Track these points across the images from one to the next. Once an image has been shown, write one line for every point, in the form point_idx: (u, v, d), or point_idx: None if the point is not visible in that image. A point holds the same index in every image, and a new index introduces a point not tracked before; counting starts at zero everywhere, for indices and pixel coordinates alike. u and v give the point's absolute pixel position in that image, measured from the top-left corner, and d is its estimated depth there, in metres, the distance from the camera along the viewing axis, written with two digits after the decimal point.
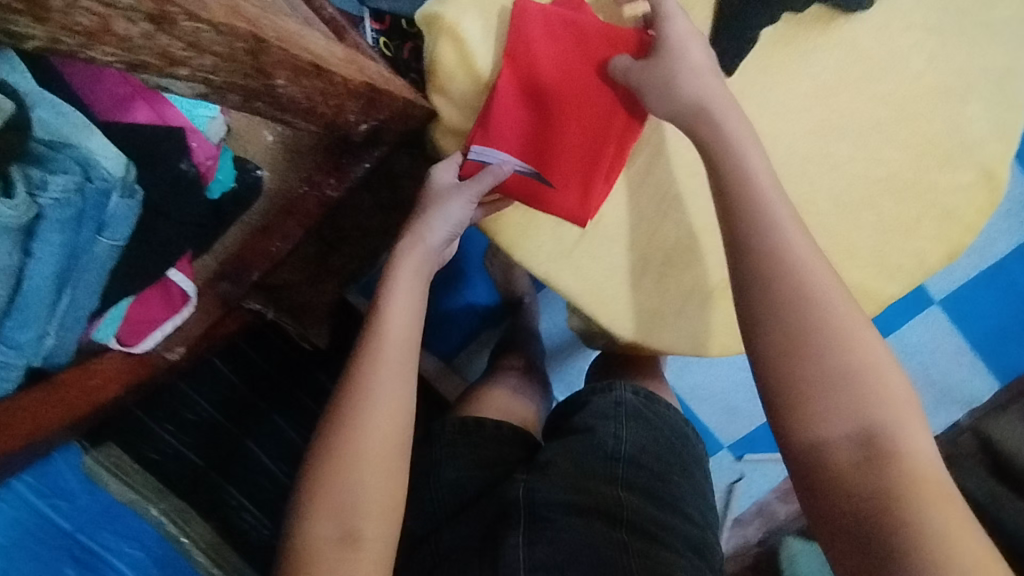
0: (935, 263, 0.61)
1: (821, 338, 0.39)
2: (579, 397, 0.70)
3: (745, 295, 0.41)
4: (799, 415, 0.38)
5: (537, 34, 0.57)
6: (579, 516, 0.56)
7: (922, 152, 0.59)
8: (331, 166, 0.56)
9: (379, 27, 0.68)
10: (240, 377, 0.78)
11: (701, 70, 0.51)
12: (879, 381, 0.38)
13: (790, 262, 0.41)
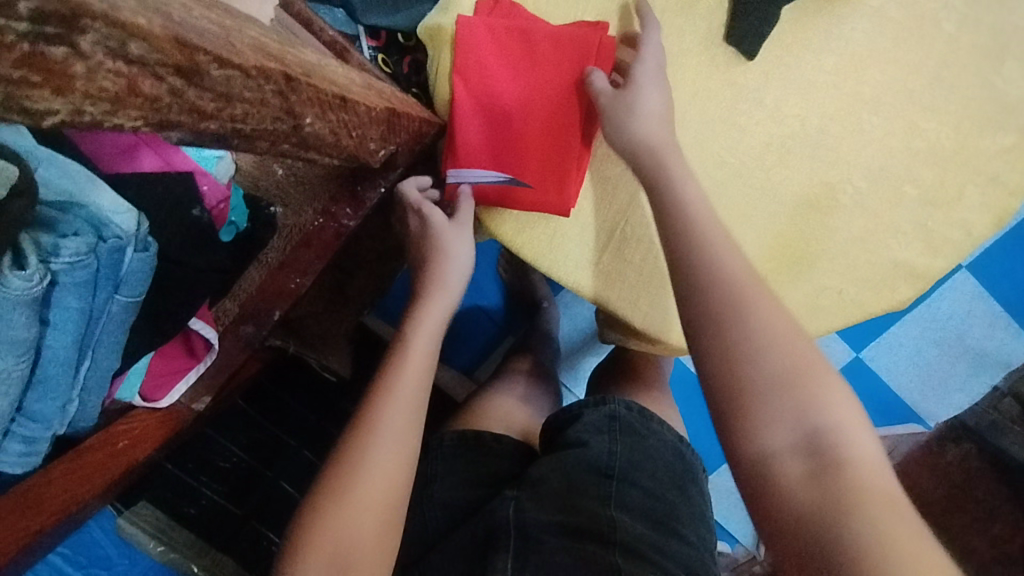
0: (982, 232, 0.58)
1: (754, 346, 0.38)
2: (571, 410, 0.71)
3: (686, 316, 0.40)
4: (741, 428, 0.38)
5: (479, 49, 0.54)
6: (572, 539, 0.57)
7: (961, 118, 0.57)
8: (345, 194, 0.54)
9: (374, 44, 0.65)
10: (267, 418, 0.75)
11: (652, 115, 0.50)
12: (823, 393, 0.38)
13: (732, 276, 0.40)
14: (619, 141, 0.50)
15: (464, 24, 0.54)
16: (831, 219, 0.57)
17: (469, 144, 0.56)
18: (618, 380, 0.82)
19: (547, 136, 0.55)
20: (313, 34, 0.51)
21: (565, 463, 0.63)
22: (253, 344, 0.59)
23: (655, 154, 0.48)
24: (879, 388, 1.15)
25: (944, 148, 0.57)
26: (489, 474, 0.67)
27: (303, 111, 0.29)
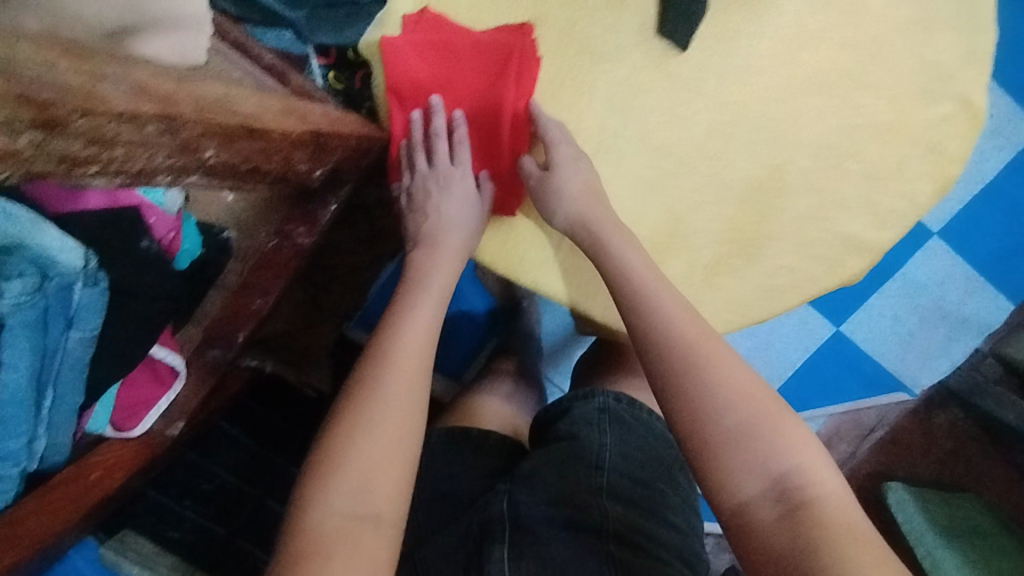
0: (926, 201, 0.60)
1: (720, 403, 0.46)
2: (561, 405, 0.72)
3: (662, 394, 0.48)
4: (716, 483, 0.45)
5: (407, 66, 0.55)
6: (567, 531, 0.58)
7: (896, 92, 0.58)
8: (299, 213, 0.54)
9: (324, 61, 0.61)
10: (253, 441, 0.78)
11: (576, 202, 0.55)
12: (781, 437, 0.45)
13: (686, 347, 0.49)
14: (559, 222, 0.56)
15: (389, 44, 0.54)
16: (781, 201, 0.59)
17: (411, 155, 0.58)
18: (606, 370, 0.83)
19: (483, 142, 0.58)
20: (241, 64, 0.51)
21: (555, 455, 0.65)
22: (221, 368, 0.59)
23: (594, 235, 0.55)
24: (861, 358, 1.17)
25: (883, 122, 0.58)
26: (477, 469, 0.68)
27: (199, 144, 0.30)
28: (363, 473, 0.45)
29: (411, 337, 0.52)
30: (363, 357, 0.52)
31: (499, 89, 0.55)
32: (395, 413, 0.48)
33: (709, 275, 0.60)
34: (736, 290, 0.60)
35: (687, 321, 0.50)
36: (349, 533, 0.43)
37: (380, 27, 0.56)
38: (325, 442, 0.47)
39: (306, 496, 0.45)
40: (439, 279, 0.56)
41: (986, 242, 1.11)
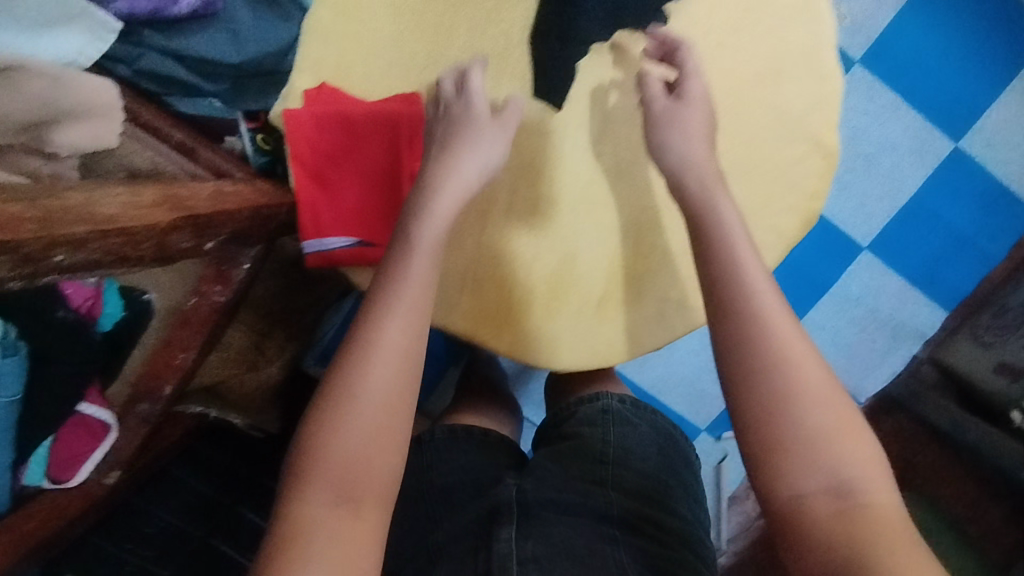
0: (794, 233, 0.65)
1: (801, 398, 0.48)
2: (572, 407, 0.78)
3: (741, 360, 0.50)
4: (776, 473, 0.47)
5: (309, 137, 0.59)
6: (569, 513, 0.62)
7: (755, 137, 0.63)
8: (212, 275, 0.59)
9: (253, 124, 0.73)
10: (207, 486, 0.84)
11: (692, 134, 0.59)
12: (844, 440, 0.47)
13: (773, 328, 0.50)
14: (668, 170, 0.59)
15: (291, 119, 0.59)
16: (659, 240, 0.65)
17: (321, 215, 0.60)
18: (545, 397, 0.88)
19: (385, 200, 0.61)
20: (148, 156, 0.56)
21: (564, 454, 0.70)
22: (150, 421, 0.63)
23: (703, 180, 0.57)
24: None
25: (746, 166, 0.63)
26: (474, 466, 0.72)
27: (47, 252, 0.30)
28: (350, 472, 0.45)
29: (400, 322, 0.50)
30: (350, 338, 0.49)
31: (397, 152, 0.61)
32: (384, 409, 0.47)
33: (608, 311, 0.65)
34: (632, 325, 0.65)
35: (776, 315, 0.51)
36: (336, 532, 0.44)
37: (283, 102, 0.60)
38: (311, 436, 0.46)
39: (290, 490, 0.45)
40: (430, 248, 0.53)
41: (913, 252, 1.19)
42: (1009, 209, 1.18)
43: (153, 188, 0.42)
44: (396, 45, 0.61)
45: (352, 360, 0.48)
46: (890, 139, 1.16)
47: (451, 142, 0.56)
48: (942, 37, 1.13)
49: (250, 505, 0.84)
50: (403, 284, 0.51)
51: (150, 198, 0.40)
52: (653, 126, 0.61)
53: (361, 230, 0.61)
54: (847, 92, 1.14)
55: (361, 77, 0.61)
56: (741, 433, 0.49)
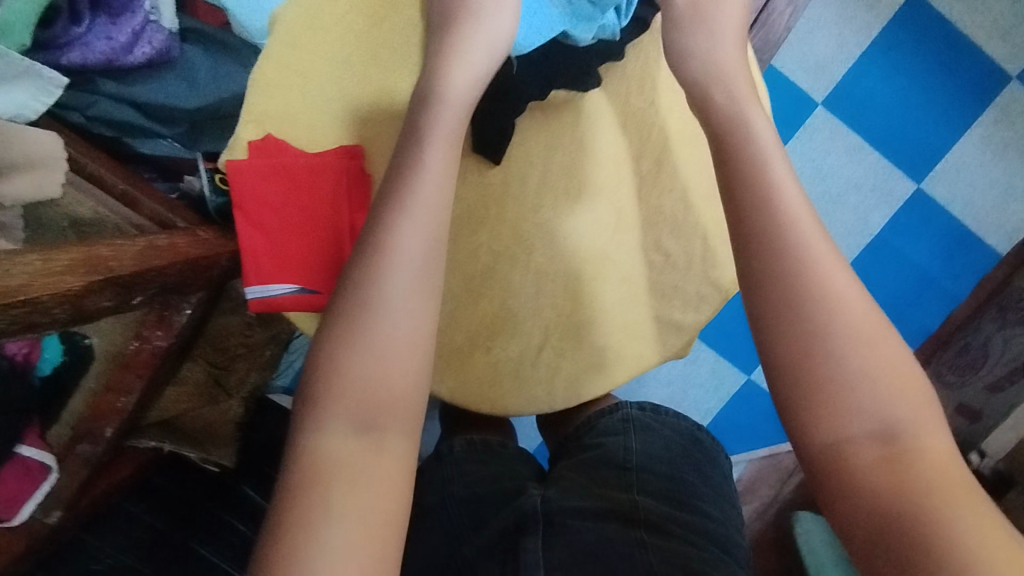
0: (729, 287, 0.67)
1: (835, 321, 0.44)
2: (590, 420, 0.77)
3: (774, 274, 0.46)
4: (813, 416, 0.42)
5: (251, 189, 0.61)
6: (597, 519, 0.62)
7: (692, 196, 0.65)
8: (154, 320, 0.60)
9: (213, 166, 0.74)
10: (161, 521, 0.84)
11: (718, 32, 0.60)
12: (890, 379, 0.43)
13: (805, 244, 0.46)
14: (685, 79, 0.60)
15: (234, 169, 0.60)
16: (600, 288, 0.66)
17: (262, 263, 0.61)
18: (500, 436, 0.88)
19: (325, 247, 0.62)
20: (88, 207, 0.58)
21: (584, 465, 0.70)
22: (94, 462, 0.63)
23: (732, 94, 0.56)
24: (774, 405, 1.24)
25: (682, 223, 0.66)
26: (500, 476, 0.71)
27: None
28: (366, 399, 0.44)
29: (408, 245, 0.48)
30: (356, 265, 0.47)
31: (335, 201, 0.62)
32: (401, 336, 0.46)
33: (548, 360, 0.66)
34: (573, 372, 0.66)
35: (815, 243, 0.47)
36: (354, 463, 0.42)
37: (227, 153, 0.61)
38: (322, 368, 0.45)
39: (305, 422, 0.44)
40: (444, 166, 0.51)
41: (886, 283, 1.21)
42: (968, 252, 1.17)
43: (72, 249, 0.43)
44: (337, 97, 0.62)
45: (360, 288, 0.47)
46: (853, 179, 1.16)
47: (452, 67, 0.57)
48: (904, 82, 1.09)
49: (202, 540, 0.85)
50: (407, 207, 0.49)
51: (67, 261, 0.41)
52: (679, 31, 0.62)
53: (302, 276, 0.62)
54: (809, 135, 1.14)
55: (304, 129, 0.61)
56: (773, 374, 0.44)
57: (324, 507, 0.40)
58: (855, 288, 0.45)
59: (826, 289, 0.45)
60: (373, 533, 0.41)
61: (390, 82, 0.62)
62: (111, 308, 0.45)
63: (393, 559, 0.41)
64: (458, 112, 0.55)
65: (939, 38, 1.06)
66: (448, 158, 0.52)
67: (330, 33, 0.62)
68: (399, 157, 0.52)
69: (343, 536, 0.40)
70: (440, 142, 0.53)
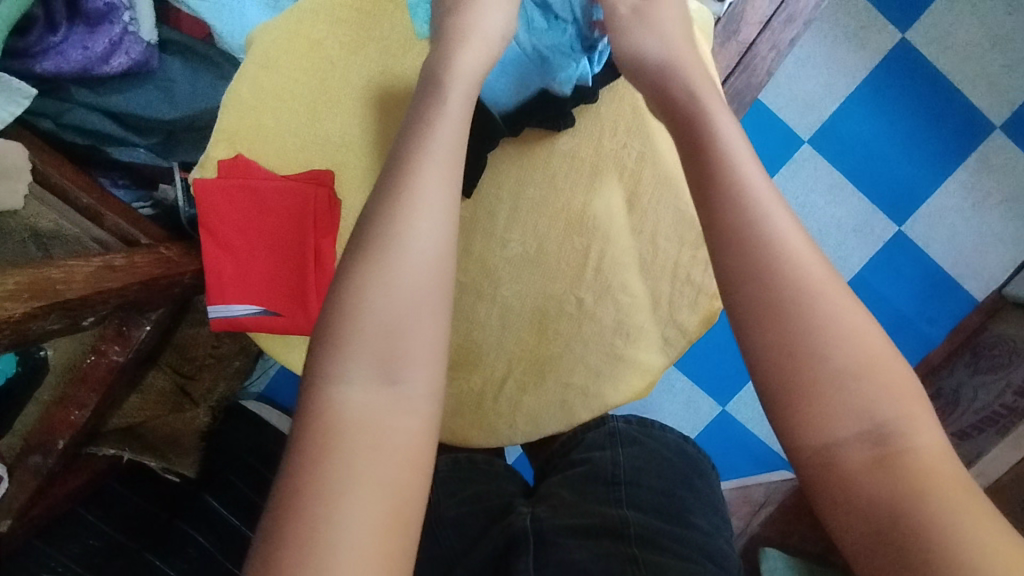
0: (694, 332, 0.66)
1: (818, 312, 0.42)
2: (574, 436, 0.74)
3: (749, 272, 0.44)
4: (802, 418, 0.40)
5: (218, 210, 0.61)
6: (586, 536, 0.58)
7: (662, 239, 0.65)
8: (112, 334, 0.60)
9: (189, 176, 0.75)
10: (116, 529, 0.84)
11: (670, 38, 0.58)
12: (879, 375, 0.40)
13: (779, 237, 0.45)
14: (644, 87, 0.58)
15: (200, 188, 0.60)
16: (564, 325, 0.66)
17: (227, 285, 0.61)
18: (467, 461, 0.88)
19: (291, 268, 0.62)
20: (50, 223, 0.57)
21: (573, 481, 0.67)
22: (44, 472, 0.63)
23: (692, 90, 0.54)
24: (748, 439, 1.23)
25: (650, 264, 0.66)
26: (485, 494, 0.68)
27: None
28: (391, 350, 0.41)
29: (431, 191, 0.45)
30: (373, 210, 0.44)
31: (302, 227, 0.61)
32: (426, 286, 0.43)
33: (510, 394, 0.66)
34: (534, 404, 0.67)
35: (793, 241, 0.45)
36: (378, 419, 0.39)
37: (198, 171, 0.61)
38: (341, 318, 0.42)
39: (324, 373, 0.41)
40: (459, 119, 0.49)
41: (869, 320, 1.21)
42: (946, 294, 1.17)
43: (20, 271, 0.42)
44: (312, 121, 0.62)
45: (382, 234, 0.43)
46: (836, 218, 1.16)
47: (457, 33, 0.54)
48: (889, 124, 1.09)
49: (156, 550, 0.85)
50: (428, 157, 0.46)
51: (11, 286, 0.41)
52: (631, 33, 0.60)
53: (266, 298, 0.62)
54: (792, 172, 1.14)
55: (276, 151, 0.62)
56: (758, 376, 0.42)
57: (348, 466, 0.38)
58: (829, 281, 0.43)
59: (802, 282, 0.43)
60: (397, 493, 0.38)
61: (365, 113, 0.62)
62: (60, 329, 0.45)
63: (417, 522, 0.38)
64: (468, 74, 0.52)
65: (922, 82, 1.06)
66: (462, 114, 0.50)
67: (308, 61, 0.62)
68: (416, 112, 0.49)
69: (368, 494, 0.37)
70: (457, 102, 0.50)
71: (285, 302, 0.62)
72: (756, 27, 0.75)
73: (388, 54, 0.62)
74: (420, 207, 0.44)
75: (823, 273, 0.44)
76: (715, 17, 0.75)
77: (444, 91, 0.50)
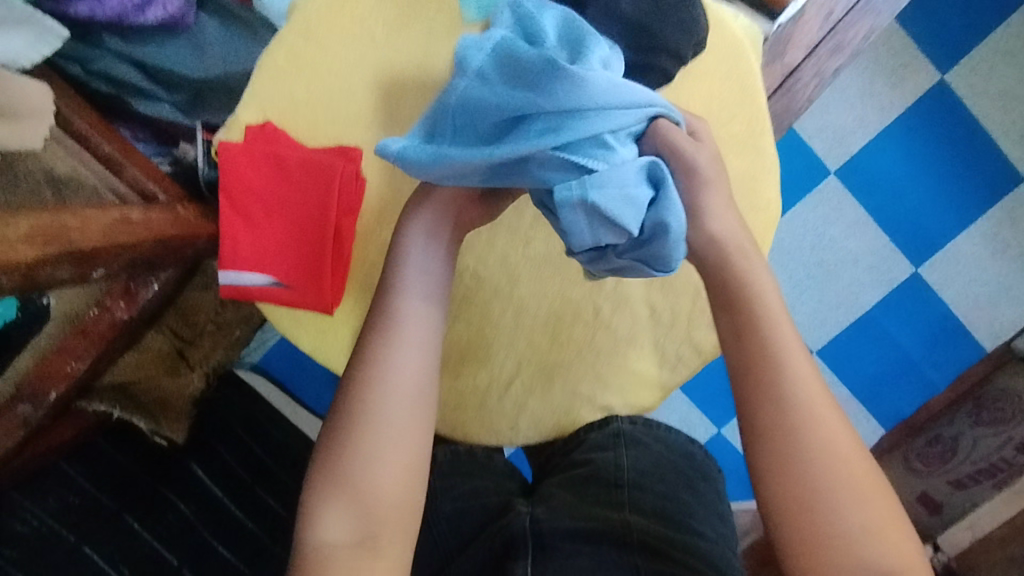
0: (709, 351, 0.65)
1: (825, 471, 0.46)
2: (576, 435, 0.68)
3: (768, 430, 0.47)
4: (810, 562, 0.44)
5: (240, 174, 0.59)
6: (590, 543, 0.56)
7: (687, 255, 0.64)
8: (119, 291, 0.59)
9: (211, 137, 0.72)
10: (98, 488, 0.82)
11: (715, 207, 0.53)
12: (886, 536, 0.44)
13: (796, 386, 0.48)
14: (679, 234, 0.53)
15: (225, 149, 0.59)
16: (578, 332, 0.65)
17: (240, 249, 0.60)
18: None
19: (303, 236, 0.60)
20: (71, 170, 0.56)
21: (575, 482, 0.63)
22: (31, 423, 0.61)
23: (727, 229, 0.53)
24: (738, 464, 1.22)
25: (672, 280, 0.64)
26: (485, 488, 0.65)
27: None
28: (358, 498, 0.47)
29: (402, 362, 0.51)
30: (352, 377, 0.51)
31: (324, 202, 0.59)
32: (391, 459, 0.49)
33: (515, 395, 0.65)
34: (538, 412, 0.65)
35: (819, 415, 0.47)
36: (347, 559, 0.46)
37: (223, 132, 0.60)
38: (321, 470, 0.48)
39: (306, 521, 0.47)
40: (428, 284, 0.54)
41: (869, 362, 1.18)
42: (956, 341, 1.14)
43: (35, 214, 0.41)
44: (347, 97, 0.61)
45: (360, 400, 0.50)
46: (853, 253, 1.14)
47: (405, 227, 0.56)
48: (917, 162, 1.08)
49: (135, 512, 0.83)
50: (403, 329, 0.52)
51: (25, 228, 0.40)
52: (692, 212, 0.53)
53: (279, 269, 0.60)
54: (817, 200, 1.13)
55: (307, 122, 0.61)
56: (775, 526, 0.46)
57: None
58: (840, 444, 0.46)
59: (811, 442, 0.46)
60: None
61: (401, 94, 0.61)
62: (69, 279, 0.44)
63: None
64: (437, 234, 0.56)
65: (957, 125, 1.05)
66: (437, 272, 0.55)
67: (351, 35, 0.61)
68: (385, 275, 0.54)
69: None
70: (434, 261, 0.55)
71: (297, 273, 0.60)
72: (802, 52, 0.74)
73: (431, 36, 0.61)
74: (386, 375, 0.50)
75: (834, 436, 0.47)
76: (765, 36, 0.73)
77: (410, 248, 0.55)
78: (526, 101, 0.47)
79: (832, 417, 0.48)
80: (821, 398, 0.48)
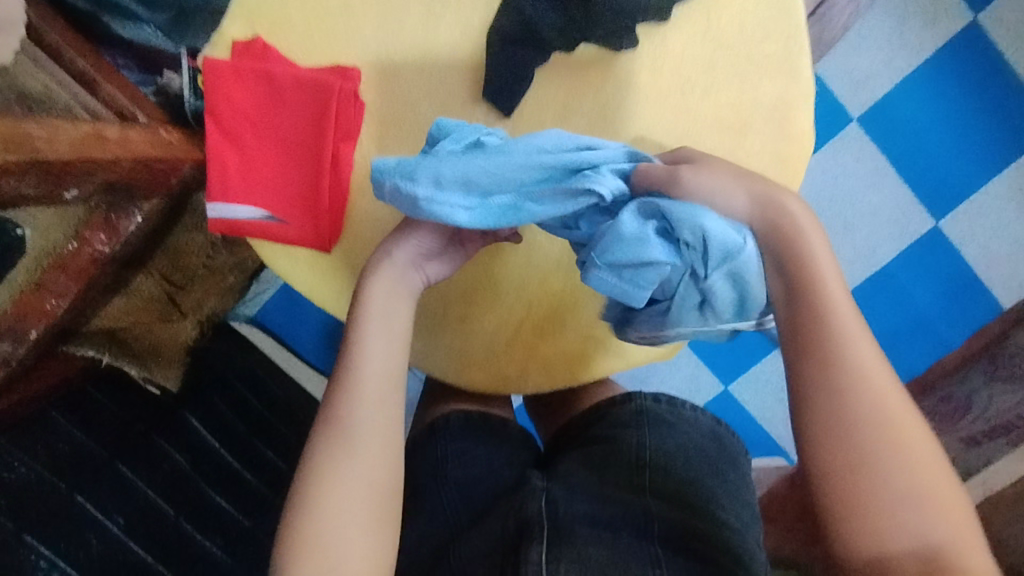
0: None
1: (871, 432, 0.41)
2: (597, 411, 0.67)
3: (807, 392, 0.43)
4: (851, 529, 0.40)
5: (227, 95, 0.54)
6: (606, 527, 0.52)
7: None
8: (99, 220, 0.55)
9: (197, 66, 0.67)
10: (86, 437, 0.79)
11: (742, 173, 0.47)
12: (942, 507, 0.39)
13: (845, 339, 0.43)
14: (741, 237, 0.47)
15: (211, 65, 0.54)
16: None
17: (229, 180, 0.55)
18: None
19: (296, 164, 0.55)
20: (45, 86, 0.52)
21: (592, 458, 0.60)
22: (10, 362, 0.58)
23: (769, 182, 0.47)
24: (748, 424, 1.18)
25: None
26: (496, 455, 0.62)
27: None
28: (328, 515, 0.45)
29: (370, 378, 0.50)
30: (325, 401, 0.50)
31: (318, 127, 0.55)
32: (362, 475, 0.47)
33: (524, 341, 0.61)
34: (549, 358, 0.61)
35: (871, 376, 0.42)
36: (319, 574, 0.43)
37: (210, 50, 0.56)
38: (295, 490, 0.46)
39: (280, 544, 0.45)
40: (398, 302, 0.53)
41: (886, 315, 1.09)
42: (973, 295, 1.08)
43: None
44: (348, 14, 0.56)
45: (329, 420, 0.49)
46: (873, 205, 1.07)
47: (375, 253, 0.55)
48: (944, 109, 1.03)
49: (127, 462, 0.80)
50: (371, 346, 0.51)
51: None
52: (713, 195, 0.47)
53: (271, 202, 0.56)
54: (840, 145, 1.06)
55: (304, 42, 0.56)
56: (818, 496, 0.42)
57: None
58: (892, 407, 0.41)
59: (857, 404, 0.42)
60: None
61: (405, 13, 0.56)
62: (35, 195, 0.39)
63: None
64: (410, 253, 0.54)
65: (989, 69, 1.01)
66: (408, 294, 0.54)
67: None
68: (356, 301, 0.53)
69: None
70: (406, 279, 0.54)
71: (290, 206, 0.56)
72: None
73: None
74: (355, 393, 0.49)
75: (885, 397, 0.42)
76: None
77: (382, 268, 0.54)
78: (503, 152, 0.47)
79: (883, 375, 0.42)
80: (870, 352, 0.43)
